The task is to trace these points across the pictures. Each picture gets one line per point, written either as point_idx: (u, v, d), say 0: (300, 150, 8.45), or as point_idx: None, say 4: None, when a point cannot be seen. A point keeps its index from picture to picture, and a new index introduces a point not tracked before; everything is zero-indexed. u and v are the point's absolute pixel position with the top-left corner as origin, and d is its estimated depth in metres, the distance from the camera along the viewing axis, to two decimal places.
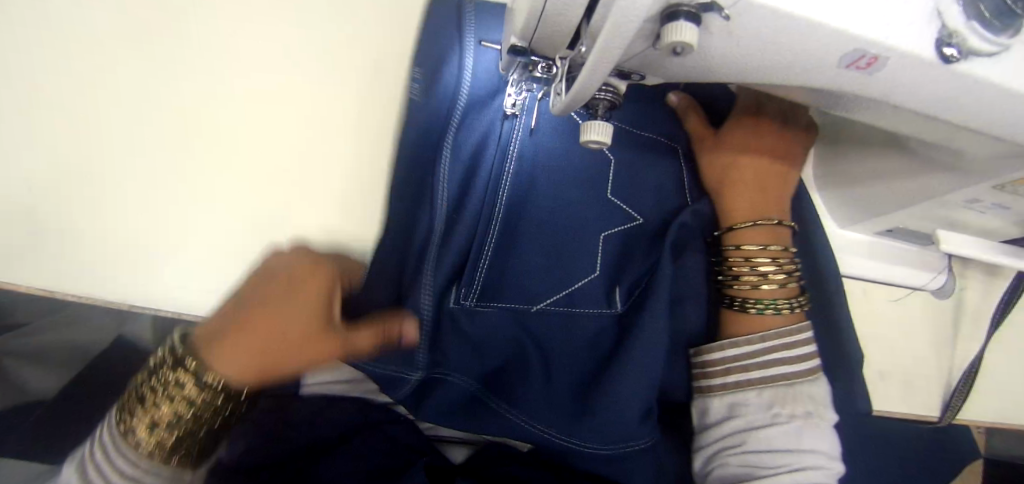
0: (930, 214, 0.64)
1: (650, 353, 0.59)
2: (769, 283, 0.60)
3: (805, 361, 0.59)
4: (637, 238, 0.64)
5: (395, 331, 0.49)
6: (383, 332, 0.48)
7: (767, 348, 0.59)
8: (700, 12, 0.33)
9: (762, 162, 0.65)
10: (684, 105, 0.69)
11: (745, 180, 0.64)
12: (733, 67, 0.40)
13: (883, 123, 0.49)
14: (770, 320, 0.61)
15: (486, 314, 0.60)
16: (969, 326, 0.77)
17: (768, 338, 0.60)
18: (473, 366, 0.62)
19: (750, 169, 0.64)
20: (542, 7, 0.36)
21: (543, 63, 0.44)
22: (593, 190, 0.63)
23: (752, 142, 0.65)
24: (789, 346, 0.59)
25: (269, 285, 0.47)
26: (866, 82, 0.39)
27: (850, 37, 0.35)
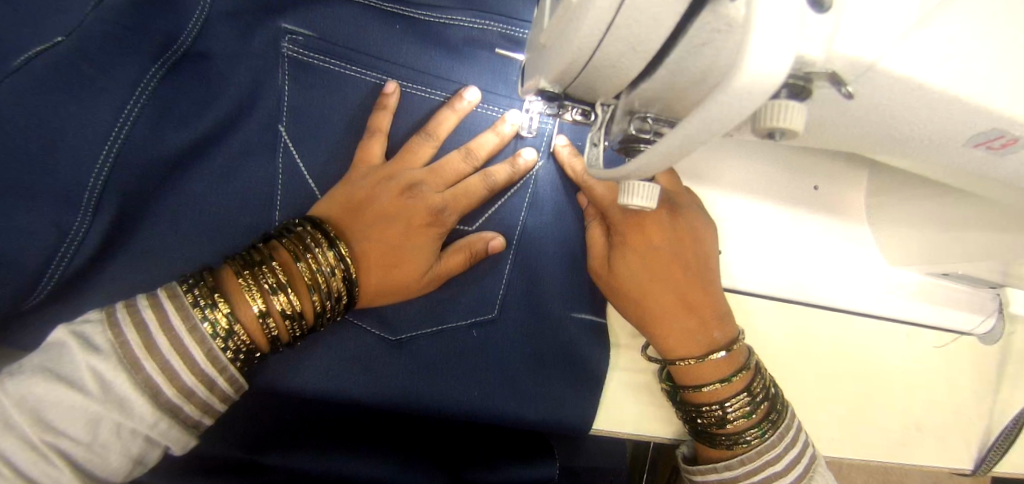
0: (993, 265, 0.57)
1: (614, 399, 0.57)
2: (735, 419, 0.48)
3: (790, 477, 0.49)
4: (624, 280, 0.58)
5: (479, 244, 0.51)
6: (468, 251, 0.51)
7: (752, 471, 0.49)
8: (809, 85, 0.24)
9: (659, 259, 0.52)
10: (720, 145, 0.61)
11: (664, 313, 0.52)
12: (826, 130, 0.32)
13: (989, 191, 0.40)
14: (736, 427, 0.49)
15: (469, 347, 0.54)
16: (1012, 376, 0.71)
17: (748, 463, 0.49)
18: (451, 399, 0.53)
19: (664, 290, 0.52)
20: (591, 55, 0.28)
21: (580, 109, 0.35)
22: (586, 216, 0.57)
23: (651, 235, 0.52)
24: (773, 461, 0.49)
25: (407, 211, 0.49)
26: (993, 162, 0.31)
27: (994, 117, 0.27)
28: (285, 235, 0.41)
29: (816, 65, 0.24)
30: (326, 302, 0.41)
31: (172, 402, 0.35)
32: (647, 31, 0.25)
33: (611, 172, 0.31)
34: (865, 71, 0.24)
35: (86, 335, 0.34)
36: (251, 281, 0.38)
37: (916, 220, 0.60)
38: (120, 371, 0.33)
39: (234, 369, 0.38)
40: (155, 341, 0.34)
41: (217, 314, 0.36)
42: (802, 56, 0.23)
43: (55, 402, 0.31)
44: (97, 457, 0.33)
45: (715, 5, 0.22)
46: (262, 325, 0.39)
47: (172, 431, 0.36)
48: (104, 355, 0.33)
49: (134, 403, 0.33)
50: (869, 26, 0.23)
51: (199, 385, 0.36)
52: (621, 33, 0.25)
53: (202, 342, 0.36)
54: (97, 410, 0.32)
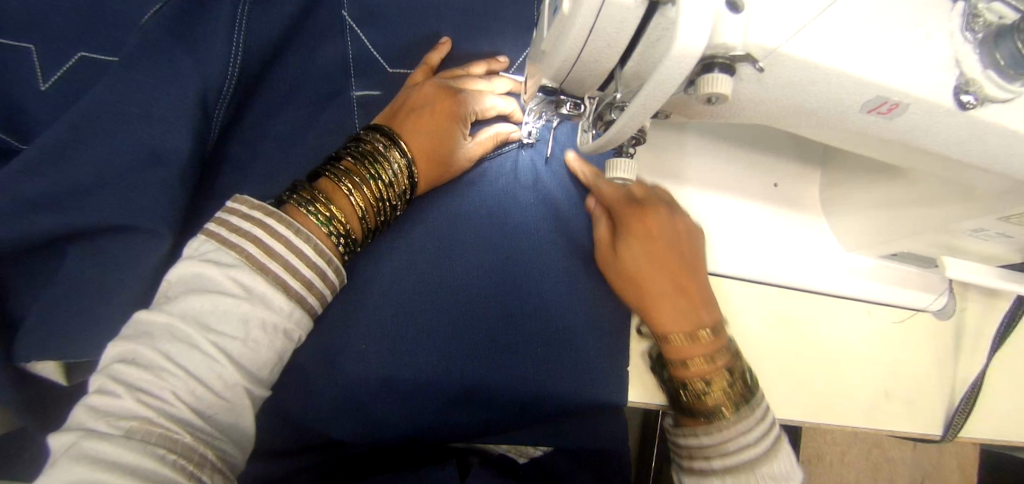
0: (931, 239, 0.66)
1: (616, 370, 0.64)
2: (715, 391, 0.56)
3: (761, 451, 0.55)
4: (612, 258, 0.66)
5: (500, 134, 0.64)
6: (495, 139, 0.63)
7: (722, 438, 0.56)
8: (734, 64, 0.35)
9: (655, 252, 0.61)
10: (689, 148, 0.72)
11: (658, 295, 0.60)
12: (757, 108, 0.41)
13: (902, 160, 0.49)
14: (714, 399, 0.56)
15: (483, 325, 0.61)
16: (971, 347, 0.79)
17: (721, 431, 0.56)
18: (466, 366, 0.59)
19: (658, 276, 0.60)
20: (579, 52, 0.37)
21: (572, 102, 0.45)
22: (577, 210, 0.66)
23: (649, 236, 0.61)
24: (744, 435, 0.55)
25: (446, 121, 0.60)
26: (887, 124, 0.41)
27: (873, 85, 0.37)
28: (360, 144, 0.53)
29: (738, 49, 0.34)
30: (392, 188, 0.53)
31: (297, 292, 0.45)
32: (617, 31, 0.35)
33: (597, 144, 0.41)
34: (771, 52, 0.34)
35: (214, 258, 0.44)
36: (334, 174, 0.50)
37: (865, 204, 0.69)
38: (253, 274, 0.43)
39: (337, 262, 0.48)
40: (272, 248, 0.44)
41: (318, 207, 0.48)
42: (725, 42, 0.33)
43: (212, 309, 0.42)
44: (250, 349, 0.42)
45: (664, 10, 0.33)
46: (352, 206, 0.50)
47: (300, 319, 0.46)
48: (237, 267, 0.43)
49: (271, 297, 0.44)
50: (770, 22, 0.34)
51: (315, 276, 0.46)
52: (600, 33, 0.35)
53: (307, 238, 0.46)
54: (243, 307, 0.42)
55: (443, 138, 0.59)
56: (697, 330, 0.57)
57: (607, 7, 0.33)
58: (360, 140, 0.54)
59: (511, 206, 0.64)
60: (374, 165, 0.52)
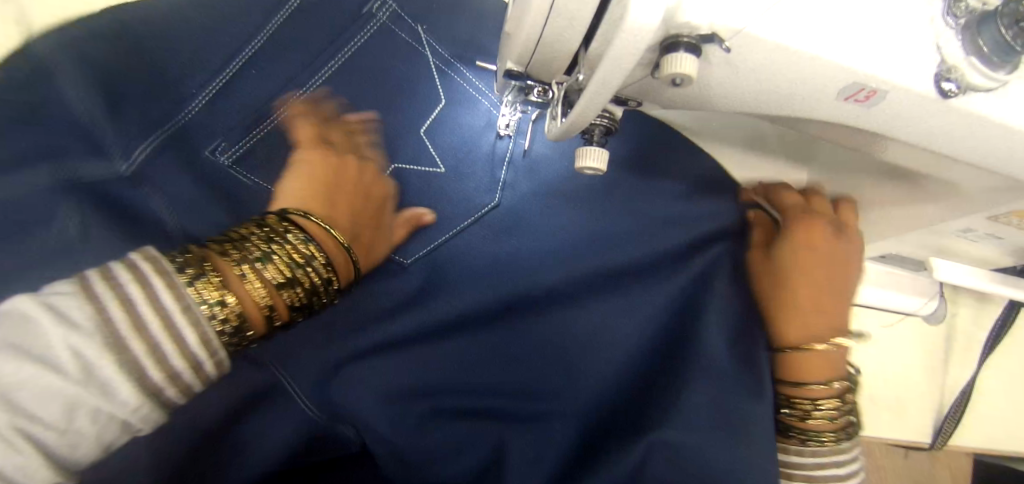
0: (920, 241, 0.64)
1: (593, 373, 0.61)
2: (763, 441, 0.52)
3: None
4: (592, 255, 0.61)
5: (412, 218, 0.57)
6: (408, 222, 0.57)
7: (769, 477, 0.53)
8: (699, 45, 0.33)
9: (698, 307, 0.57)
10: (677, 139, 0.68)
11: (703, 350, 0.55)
12: (730, 95, 0.40)
13: (885, 153, 0.48)
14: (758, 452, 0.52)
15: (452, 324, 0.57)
16: (960, 353, 0.77)
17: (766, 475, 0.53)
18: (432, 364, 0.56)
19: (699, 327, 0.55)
20: (539, 34, 0.36)
21: (540, 88, 0.44)
22: (557, 204, 0.62)
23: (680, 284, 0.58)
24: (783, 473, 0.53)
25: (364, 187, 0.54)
26: (865, 113, 0.39)
27: (848, 70, 0.35)
28: (253, 235, 0.41)
29: (703, 28, 0.32)
30: (316, 282, 0.43)
31: (157, 386, 0.33)
32: (579, 8, 0.33)
33: (562, 129, 0.39)
34: (739, 32, 0.33)
35: (60, 308, 0.30)
36: (233, 255, 0.39)
37: (852, 204, 0.67)
38: (104, 353, 0.31)
39: (224, 353, 0.37)
40: (146, 325, 0.32)
41: (205, 288, 0.35)
42: (688, 21, 0.31)
43: (28, 382, 0.29)
44: (68, 443, 0.31)
45: None
46: (257, 295, 0.38)
47: (151, 415, 0.34)
48: (83, 332, 0.30)
49: (116, 386, 0.31)
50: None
51: (188, 368, 0.34)
52: (561, 11, 0.34)
53: (186, 307, 0.34)
54: (75, 392, 0.29)
55: (363, 245, 0.52)
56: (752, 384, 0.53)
57: None
58: (252, 231, 0.42)
59: (488, 198, 0.61)
60: (279, 250, 0.41)
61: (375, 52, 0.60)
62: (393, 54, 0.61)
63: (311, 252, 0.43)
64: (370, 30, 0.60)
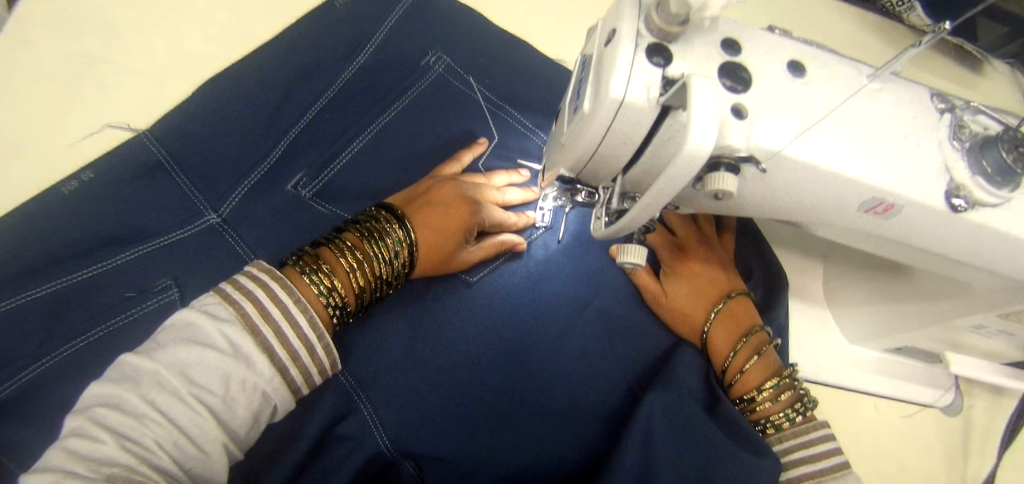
0: (934, 334, 0.66)
1: None
2: (767, 402, 0.56)
3: (832, 463, 0.54)
4: (622, 343, 0.62)
5: (505, 244, 0.60)
6: (500, 245, 0.60)
7: (787, 448, 0.56)
8: (739, 164, 0.37)
9: (700, 283, 0.63)
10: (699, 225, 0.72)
11: (699, 316, 0.61)
12: (762, 204, 0.44)
13: (899, 256, 0.51)
14: (767, 412, 0.56)
15: (484, 406, 0.56)
16: (982, 447, 0.76)
17: (784, 440, 0.56)
18: (461, 446, 0.54)
19: (694, 299, 0.62)
20: (595, 148, 0.40)
21: (586, 190, 0.48)
22: (585, 293, 0.64)
23: (693, 268, 0.64)
24: (807, 443, 0.55)
25: (456, 203, 0.55)
26: (883, 223, 0.43)
27: (868, 188, 0.39)
28: (359, 221, 0.48)
29: (742, 151, 0.36)
30: (399, 270, 0.48)
31: (283, 363, 0.39)
32: (631, 130, 0.38)
33: (611, 230, 0.42)
34: (774, 155, 0.37)
35: (210, 310, 0.38)
36: (338, 246, 0.45)
37: (864, 296, 0.70)
38: (244, 334, 0.37)
39: (329, 339, 0.42)
40: (269, 312, 0.39)
41: (320, 276, 0.43)
42: (731, 144, 0.36)
43: (196, 361, 0.35)
44: (227, 409, 0.36)
45: (674, 115, 0.36)
46: (351, 279, 0.44)
47: (281, 391, 0.39)
48: (230, 323, 0.37)
49: (257, 358, 0.37)
50: (771, 129, 0.37)
51: (304, 349, 0.40)
52: (616, 131, 0.38)
53: (305, 310, 0.40)
54: (229, 364, 0.36)
55: (447, 241, 0.54)
56: (747, 346, 0.58)
57: (623, 109, 0.36)
58: (367, 217, 0.49)
59: (519, 282, 0.62)
60: (377, 245, 0.47)
61: (402, 138, 0.66)
62: (431, 125, 0.67)
63: (397, 251, 0.48)
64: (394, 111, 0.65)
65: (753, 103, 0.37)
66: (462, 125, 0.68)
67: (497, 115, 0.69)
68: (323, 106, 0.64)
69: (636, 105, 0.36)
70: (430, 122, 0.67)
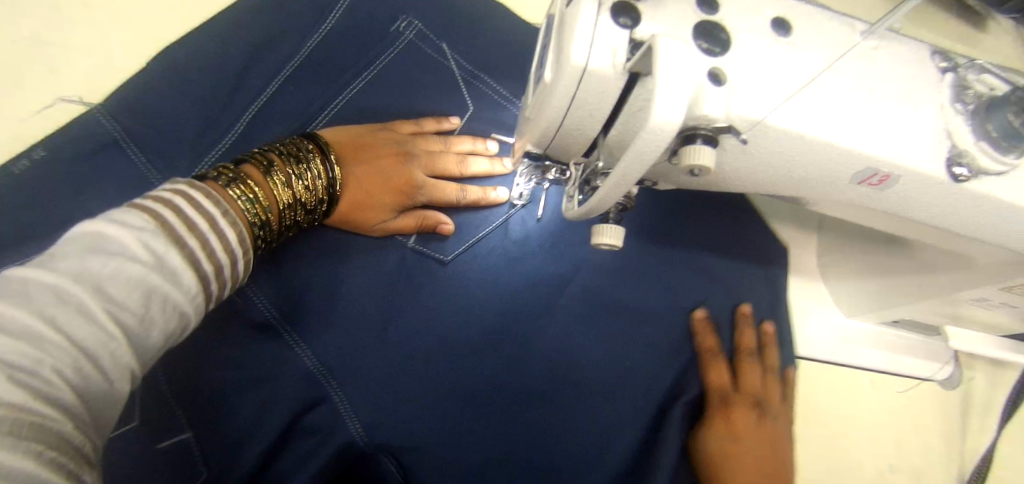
0: (934, 309, 0.63)
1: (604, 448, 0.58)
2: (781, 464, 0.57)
3: None
4: (606, 325, 0.60)
5: (433, 221, 0.56)
6: (420, 220, 0.56)
7: None
8: (717, 136, 0.34)
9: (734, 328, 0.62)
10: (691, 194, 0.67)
11: (736, 364, 0.60)
12: (747, 178, 0.40)
13: (898, 229, 0.48)
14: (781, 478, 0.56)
15: (459, 394, 0.54)
16: (981, 421, 0.74)
17: None
18: (436, 435, 0.53)
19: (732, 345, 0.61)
20: (560, 122, 0.37)
21: (558, 168, 0.45)
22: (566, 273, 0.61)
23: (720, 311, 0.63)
24: None
25: (401, 148, 0.55)
26: (877, 196, 0.40)
27: (860, 157, 0.36)
28: (282, 143, 0.47)
29: (721, 121, 0.33)
30: (316, 208, 0.48)
31: (204, 272, 0.34)
32: (599, 100, 0.34)
33: (582, 211, 0.39)
34: (756, 124, 0.34)
35: (123, 219, 0.32)
36: (262, 160, 0.43)
37: (862, 270, 0.67)
38: (167, 245, 0.32)
39: (252, 255, 0.39)
40: (195, 223, 0.34)
41: (245, 187, 0.40)
42: (707, 114, 0.32)
43: (110, 272, 0.29)
44: (139, 328, 0.30)
45: (643, 82, 0.32)
46: (276, 195, 0.43)
47: (197, 305, 0.34)
48: (151, 232, 0.32)
49: (181, 273, 0.32)
50: (753, 95, 0.33)
51: (228, 263, 0.36)
52: (581, 102, 0.35)
53: (234, 223, 0.37)
54: (151, 276, 0.30)
55: (368, 193, 0.53)
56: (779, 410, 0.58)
57: (587, 76, 0.32)
58: (289, 143, 0.47)
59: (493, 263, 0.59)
60: (302, 173, 0.46)
61: (371, 114, 0.62)
62: (401, 97, 0.63)
63: (320, 196, 0.47)
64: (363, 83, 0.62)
65: (733, 67, 0.33)
66: (436, 98, 0.64)
67: (473, 85, 0.65)
68: (287, 77, 0.60)
69: (601, 73, 0.32)
70: (401, 98, 0.63)
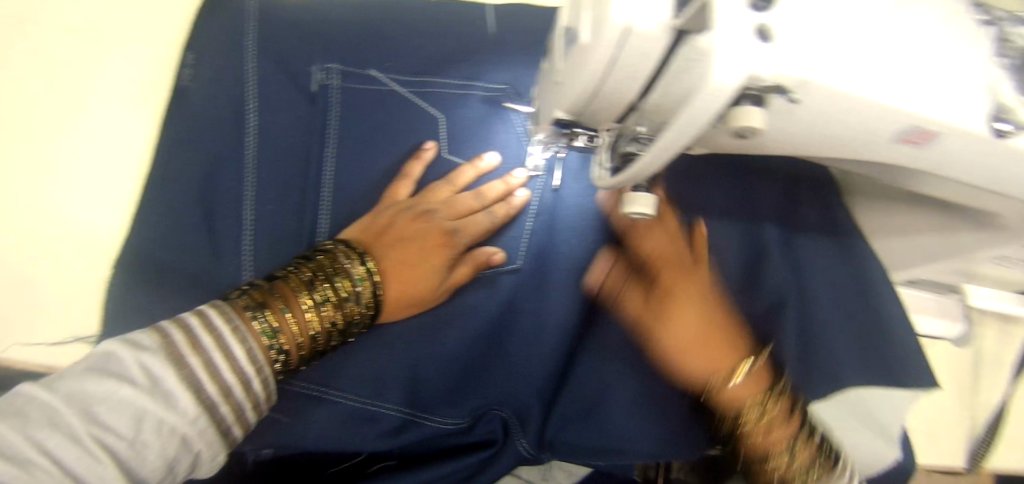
0: (949, 267, 0.64)
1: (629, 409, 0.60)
2: (782, 458, 0.48)
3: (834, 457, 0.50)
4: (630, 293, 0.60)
5: (482, 257, 0.58)
6: (473, 263, 0.57)
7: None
8: (765, 96, 0.32)
9: (700, 315, 0.53)
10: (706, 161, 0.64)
11: (692, 338, 0.52)
12: (785, 141, 0.40)
13: (926, 189, 0.48)
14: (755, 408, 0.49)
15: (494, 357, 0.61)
16: (991, 374, 0.76)
17: (770, 450, 0.48)
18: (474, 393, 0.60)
19: (689, 323, 0.52)
20: (596, 87, 0.36)
21: (587, 135, 0.44)
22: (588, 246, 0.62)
23: (697, 289, 0.54)
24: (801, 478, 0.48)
25: (423, 232, 0.54)
26: (917, 155, 0.39)
27: (906, 115, 0.35)
28: (311, 261, 0.47)
29: (769, 80, 0.32)
30: (358, 310, 0.47)
31: (209, 398, 0.37)
32: (640, 62, 0.33)
33: (620, 178, 0.38)
34: (804, 83, 0.33)
35: (134, 340, 0.37)
36: (291, 285, 0.44)
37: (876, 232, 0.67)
38: (167, 366, 0.36)
39: (267, 370, 0.41)
40: (201, 342, 0.38)
41: (265, 316, 0.41)
42: (755, 73, 0.31)
43: (104, 395, 0.33)
44: (136, 454, 0.33)
45: (689, 41, 0.31)
46: (307, 318, 0.44)
47: (206, 432, 0.37)
48: (153, 352, 0.36)
49: (177, 395, 0.35)
50: (800, 52, 0.32)
51: (237, 383, 0.38)
52: (621, 65, 0.33)
53: (244, 340, 0.40)
54: (143, 402, 0.34)
55: (418, 273, 0.53)
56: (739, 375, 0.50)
57: (629, 36, 0.31)
58: (316, 255, 0.48)
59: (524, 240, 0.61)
60: (328, 285, 0.45)
61: (367, 108, 0.62)
62: (373, 104, 0.62)
63: (354, 284, 0.47)
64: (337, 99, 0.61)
65: (781, 21, 0.32)
66: (412, 111, 0.63)
67: (429, 95, 0.64)
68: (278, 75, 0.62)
69: (645, 33, 0.31)
70: (383, 107, 0.62)
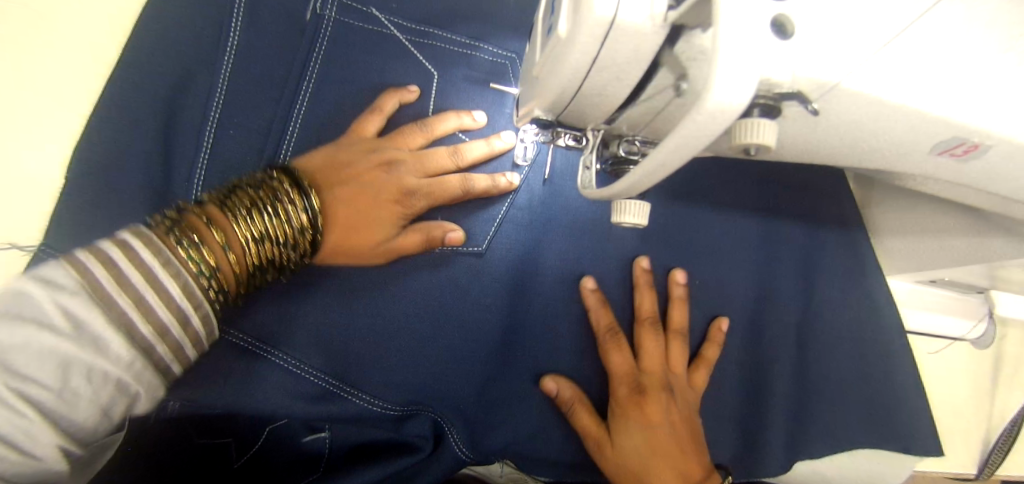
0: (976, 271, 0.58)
1: None
2: None
3: None
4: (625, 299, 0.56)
5: (438, 232, 0.46)
6: (426, 237, 0.46)
7: None
8: (780, 105, 0.27)
9: (659, 423, 0.47)
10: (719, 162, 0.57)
11: (650, 448, 0.46)
12: (803, 147, 0.34)
13: (957, 195, 0.42)
14: None
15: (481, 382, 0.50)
16: (1007, 379, 0.72)
17: None
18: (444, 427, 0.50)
19: (644, 433, 0.47)
20: (578, 85, 0.30)
21: (571, 134, 0.38)
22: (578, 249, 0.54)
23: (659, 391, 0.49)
24: None
25: (380, 184, 0.44)
26: (952, 168, 0.33)
27: (948, 125, 0.29)
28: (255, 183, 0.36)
29: (785, 86, 0.26)
30: (292, 255, 0.37)
31: (145, 339, 0.28)
32: (628, 61, 0.27)
33: (601, 193, 0.32)
34: (828, 89, 0.27)
35: (44, 275, 0.26)
36: (226, 215, 0.33)
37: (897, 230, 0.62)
38: (91, 306, 0.27)
39: (209, 306, 0.32)
40: (126, 275, 0.28)
41: (196, 249, 0.31)
42: (769, 78, 0.25)
43: (14, 344, 0.24)
44: (70, 406, 0.26)
45: (688, 37, 0.25)
46: (235, 260, 0.33)
47: (145, 374, 0.29)
48: (71, 292, 0.26)
49: (109, 338, 0.27)
50: (828, 50, 0.26)
51: (176, 322, 0.30)
52: (606, 63, 0.28)
53: (176, 274, 0.30)
54: (68, 350, 0.25)
55: (371, 227, 0.43)
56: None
57: (614, 30, 0.25)
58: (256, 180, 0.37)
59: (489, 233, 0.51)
60: (265, 220, 0.35)
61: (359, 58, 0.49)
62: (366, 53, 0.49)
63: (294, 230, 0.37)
64: (320, 54, 0.47)
65: (802, 12, 0.26)
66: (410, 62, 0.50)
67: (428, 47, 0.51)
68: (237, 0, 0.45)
69: (634, 28, 0.25)
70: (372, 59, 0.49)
